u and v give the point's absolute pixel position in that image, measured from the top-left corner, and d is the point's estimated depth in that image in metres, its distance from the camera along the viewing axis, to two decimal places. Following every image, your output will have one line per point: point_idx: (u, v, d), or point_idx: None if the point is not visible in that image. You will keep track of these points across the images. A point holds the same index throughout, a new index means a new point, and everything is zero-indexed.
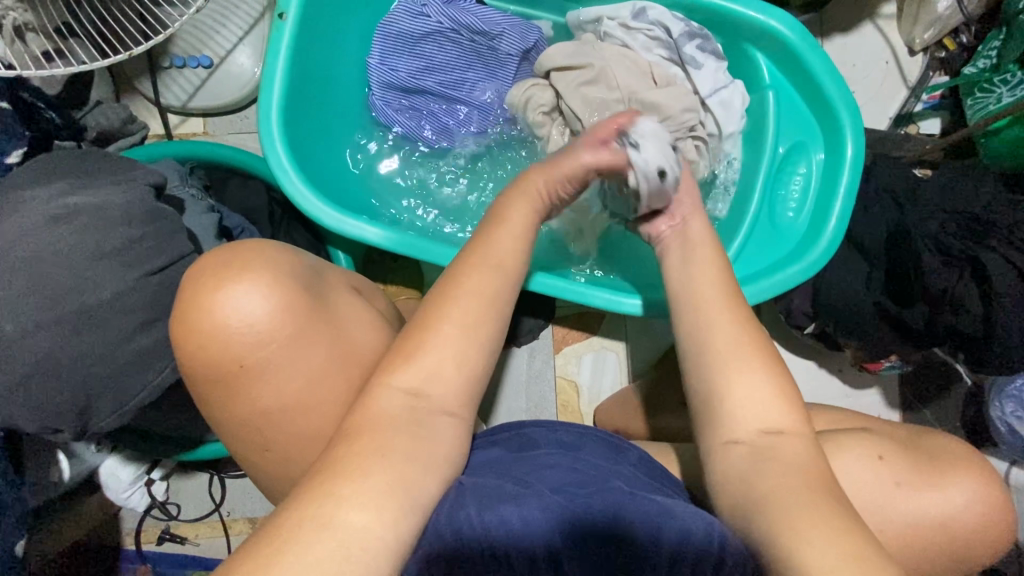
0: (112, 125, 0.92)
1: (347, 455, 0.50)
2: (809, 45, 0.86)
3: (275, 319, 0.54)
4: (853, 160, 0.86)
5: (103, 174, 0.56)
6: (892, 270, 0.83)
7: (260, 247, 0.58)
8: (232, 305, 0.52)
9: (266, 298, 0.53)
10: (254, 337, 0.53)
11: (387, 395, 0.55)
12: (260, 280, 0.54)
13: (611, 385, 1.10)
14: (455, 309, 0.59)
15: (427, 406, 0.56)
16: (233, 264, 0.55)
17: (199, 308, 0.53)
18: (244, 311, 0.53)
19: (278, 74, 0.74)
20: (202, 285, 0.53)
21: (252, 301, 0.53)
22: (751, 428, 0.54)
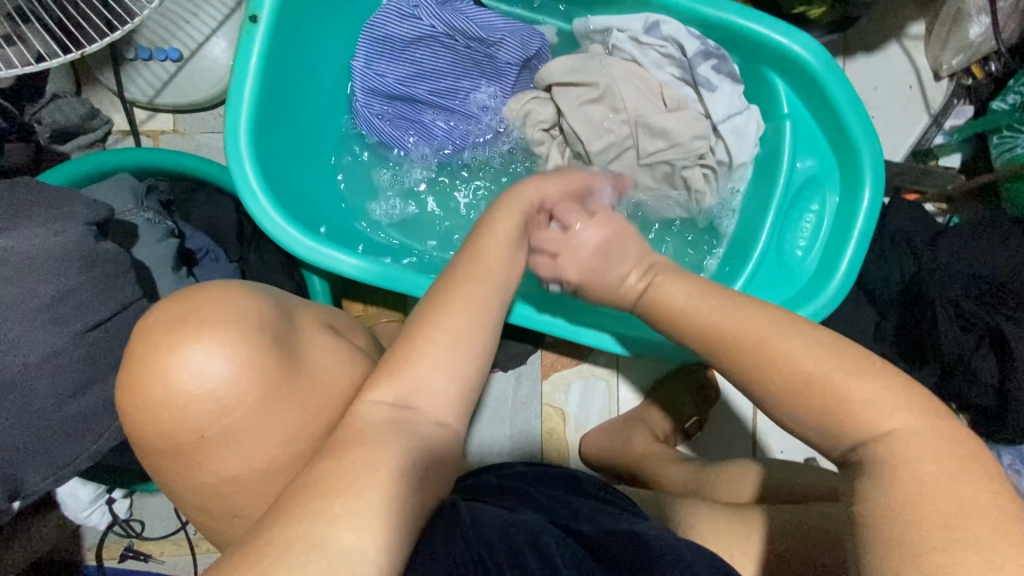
0: (69, 121, 0.85)
1: (338, 472, 0.48)
2: (834, 75, 0.79)
3: (240, 382, 0.48)
4: (869, 207, 0.80)
5: (35, 210, 0.49)
6: (905, 323, 0.78)
7: (220, 291, 0.51)
8: (191, 369, 0.46)
9: (228, 356, 0.47)
10: (216, 401, 0.47)
11: (368, 417, 0.52)
12: (221, 338, 0.47)
13: (600, 414, 1.06)
14: (445, 318, 0.56)
15: (415, 419, 0.53)
16: (188, 318, 0.48)
17: (151, 372, 0.46)
18: (206, 376, 0.47)
19: (246, 85, 0.67)
20: (155, 345, 0.47)
21: (213, 360, 0.47)
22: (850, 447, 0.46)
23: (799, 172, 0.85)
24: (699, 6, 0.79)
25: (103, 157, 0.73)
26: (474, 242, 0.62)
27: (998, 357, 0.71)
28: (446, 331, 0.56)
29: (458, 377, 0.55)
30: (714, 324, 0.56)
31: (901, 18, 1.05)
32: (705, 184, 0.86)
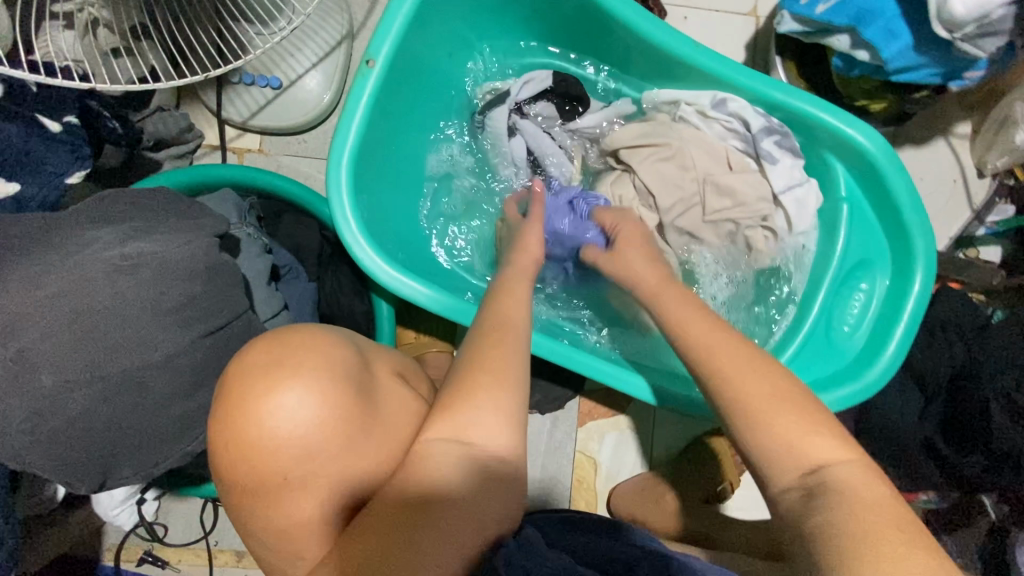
0: (169, 133, 0.90)
1: (398, 527, 0.48)
2: (893, 165, 0.83)
3: (326, 424, 0.49)
4: (920, 295, 0.83)
5: (171, 218, 0.53)
6: (950, 412, 0.80)
7: (311, 334, 0.53)
8: (283, 410, 0.47)
9: (318, 403, 0.48)
10: (302, 446, 0.48)
11: (426, 461, 0.51)
12: (312, 382, 0.49)
13: (630, 468, 1.07)
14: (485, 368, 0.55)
15: (474, 460, 0.50)
16: (280, 359, 0.49)
17: (247, 417, 0.47)
18: (294, 418, 0.48)
19: (355, 121, 0.72)
20: (247, 385, 0.47)
21: (304, 405, 0.48)
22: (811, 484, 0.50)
23: (852, 254, 0.88)
24: (770, 90, 0.83)
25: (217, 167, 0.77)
26: (499, 304, 0.64)
27: None
28: (488, 372, 0.54)
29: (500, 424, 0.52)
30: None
31: (948, 117, 1.11)
32: (766, 250, 0.90)
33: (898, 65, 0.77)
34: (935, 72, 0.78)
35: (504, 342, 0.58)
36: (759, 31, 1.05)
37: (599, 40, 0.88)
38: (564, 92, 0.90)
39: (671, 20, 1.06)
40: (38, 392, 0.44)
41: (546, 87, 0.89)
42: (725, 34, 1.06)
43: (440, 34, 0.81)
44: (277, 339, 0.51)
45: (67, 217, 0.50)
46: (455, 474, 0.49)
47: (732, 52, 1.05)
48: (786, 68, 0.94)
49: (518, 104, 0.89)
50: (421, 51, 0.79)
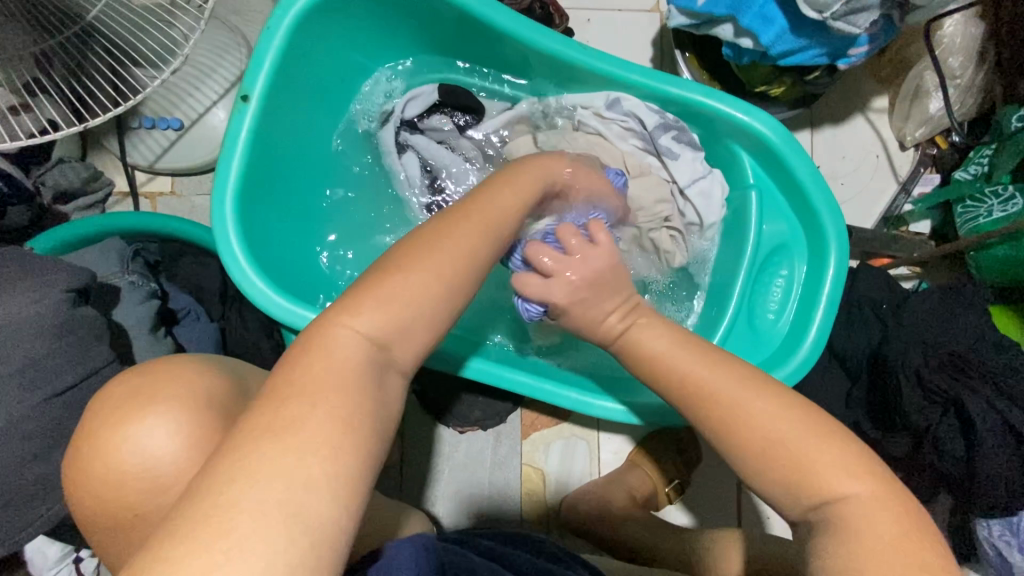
0: (72, 183, 0.90)
1: (283, 391, 0.43)
2: (792, 147, 0.83)
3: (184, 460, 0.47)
4: (835, 273, 0.81)
5: (19, 278, 0.52)
6: (873, 393, 0.79)
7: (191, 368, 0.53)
8: (143, 439, 0.47)
9: (171, 433, 0.47)
10: (151, 475, 0.47)
11: (343, 341, 0.46)
12: (171, 411, 0.48)
13: (580, 475, 1.05)
14: (422, 260, 0.52)
15: (390, 364, 0.48)
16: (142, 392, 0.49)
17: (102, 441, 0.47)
18: (150, 450, 0.47)
19: (235, 156, 0.71)
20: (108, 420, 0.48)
21: (156, 435, 0.47)
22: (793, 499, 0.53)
23: (768, 238, 0.88)
24: (663, 85, 0.84)
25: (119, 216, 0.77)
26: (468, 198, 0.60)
27: (964, 433, 0.71)
28: (431, 269, 0.51)
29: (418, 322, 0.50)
30: (695, 391, 0.59)
31: (863, 92, 1.11)
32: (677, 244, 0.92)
33: (779, 49, 0.77)
34: (821, 51, 0.77)
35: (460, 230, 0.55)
36: (662, 27, 1.05)
37: (489, 53, 0.88)
38: (455, 104, 0.89)
39: (574, 23, 1.06)
40: None
41: (431, 102, 0.88)
42: (630, 32, 1.06)
43: (324, 61, 0.81)
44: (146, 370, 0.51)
45: None
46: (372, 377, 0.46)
47: (638, 50, 1.06)
48: (687, 61, 0.94)
49: (409, 119, 0.89)
50: (302, 80, 0.79)
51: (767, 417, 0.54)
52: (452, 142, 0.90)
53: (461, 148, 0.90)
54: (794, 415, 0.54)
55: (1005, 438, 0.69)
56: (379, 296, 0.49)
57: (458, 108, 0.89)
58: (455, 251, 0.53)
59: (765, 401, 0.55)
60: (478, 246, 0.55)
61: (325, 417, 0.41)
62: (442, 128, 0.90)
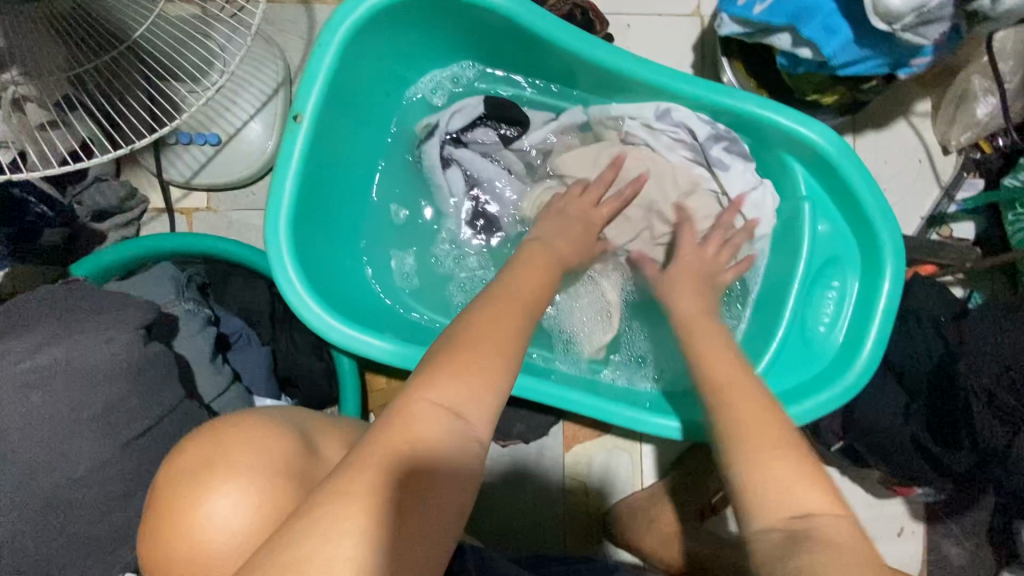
0: (109, 203, 0.88)
1: (387, 470, 0.43)
2: (847, 157, 0.81)
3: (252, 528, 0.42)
4: (892, 280, 0.81)
5: (89, 318, 0.50)
6: (933, 408, 0.78)
7: (250, 427, 0.47)
8: (219, 521, 0.41)
9: (239, 507, 0.42)
10: (223, 547, 0.41)
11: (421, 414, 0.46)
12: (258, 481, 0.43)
13: (623, 487, 1.05)
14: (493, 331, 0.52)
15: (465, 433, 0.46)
16: (209, 465, 0.43)
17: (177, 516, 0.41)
18: (221, 524, 0.41)
19: (290, 175, 0.69)
20: (176, 497, 0.42)
21: (223, 511, 0.42)
22: (783, 515, 0.50)
23: (821, 249, 0.87)
24: (716, 96, 0.82)
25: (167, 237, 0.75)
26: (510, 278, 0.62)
27: None
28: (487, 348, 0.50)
29: (476, 403, 0.47)
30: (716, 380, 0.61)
31: (907, 96, 1.09)
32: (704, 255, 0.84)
33: (842, 60, 0.75)
34: (881, 61, 0.76)
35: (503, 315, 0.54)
36: (703, 31, 1.03)
37: (534, 63, 0.86)
38: (497, 116, 0.86)
39: (614, 28, 1.03)
40: None
41: (475, 115, 0.85)
42: (670, 38, 1.04)
43: (370, 73, 0.79)
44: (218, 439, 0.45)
45: None
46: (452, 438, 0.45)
47: (680, 54, 1.04)
48: (735, 69, 0.91)
49: (453, 132, 0.86)
50: (349, 96, 0.77)
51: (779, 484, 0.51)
52: (502, 157, 0.89)
53: (513, 166, 0.89)
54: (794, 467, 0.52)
55: None
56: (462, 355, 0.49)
57: (504, 123, 0.87)
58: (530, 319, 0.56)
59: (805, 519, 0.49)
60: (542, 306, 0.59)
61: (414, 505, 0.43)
62: (487, 141, 0.88)
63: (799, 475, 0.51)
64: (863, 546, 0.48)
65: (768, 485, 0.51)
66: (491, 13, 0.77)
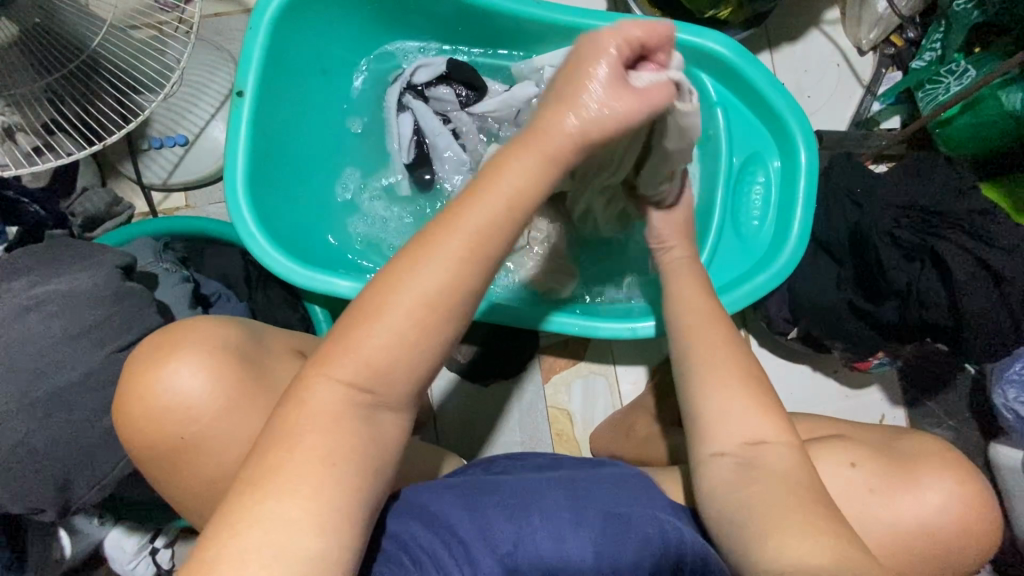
0: (97, 209, 0.99)
1: (279, 447, 0.44)
2: (745, 60, 0.88)
3: (204, 388, 0.54)
4: (807, 166, 0.87)
5: (71, 260, 0.60)
6: (858, 270, 0.83)
7: (200, 323, 0.57)
8: (173, 390, 0.54)
9: (192, 371, 0.54)
10: (178, 402, 0.54)
11: (324, 392, 0.46)
12: (201, 357, 0.55)
13: (604, 409, 1.11)
14: (409, 284, 0.47)
15: (375, 404, 0.47)
16: (165, 347, 0.55)
17: (142, 380, 0.54)
18: (178, 386, 0.54)
19: (240, 145, 0.79)
20: (134, 378, 0.54)
21: (182, 376, 0.54)
22: (733, 441, 0.60)
23: (740, 148, 0.93)
24: (616, 25, 0.90)
25: (142, 225, 0.84)
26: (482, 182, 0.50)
27: (943, 281, 0.74)
28: (405, 306, 0.46)
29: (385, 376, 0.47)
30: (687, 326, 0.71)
31: (815, 7, 1.15)
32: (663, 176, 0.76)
33: None
34: None
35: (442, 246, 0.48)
36: None
37: (452, 24, 0.95)
38: (462, 78, 0.94)
39: None
40: None
41: (440, 72, 0.94)
42: None
43: (307, 55, 0.89)
44: (174, 328, 0.57)
45: None
46: (353, 416, 0.46)
47: (594, 3, 1.12)
48: (639, 3, 1.01)
49: (416, 84, 0.95)
50: (289, 76, 0.87)
51: (729, 406, 0.61)
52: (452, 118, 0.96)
53: (462, 128, 0.96)
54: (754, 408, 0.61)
55: (982, 280, 0.72)
56: (365, 325, 0.47)
57: (459, 83, 0.95)
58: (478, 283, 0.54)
59: (776, 451, 0.58)
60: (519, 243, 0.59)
61: (309, 466, 0.43)
62: (444, 102, 0.95)
63: (745, 406, 0.61)
64: (807, 474, 0.57)
65: (724, 414, 0.61)
66: None
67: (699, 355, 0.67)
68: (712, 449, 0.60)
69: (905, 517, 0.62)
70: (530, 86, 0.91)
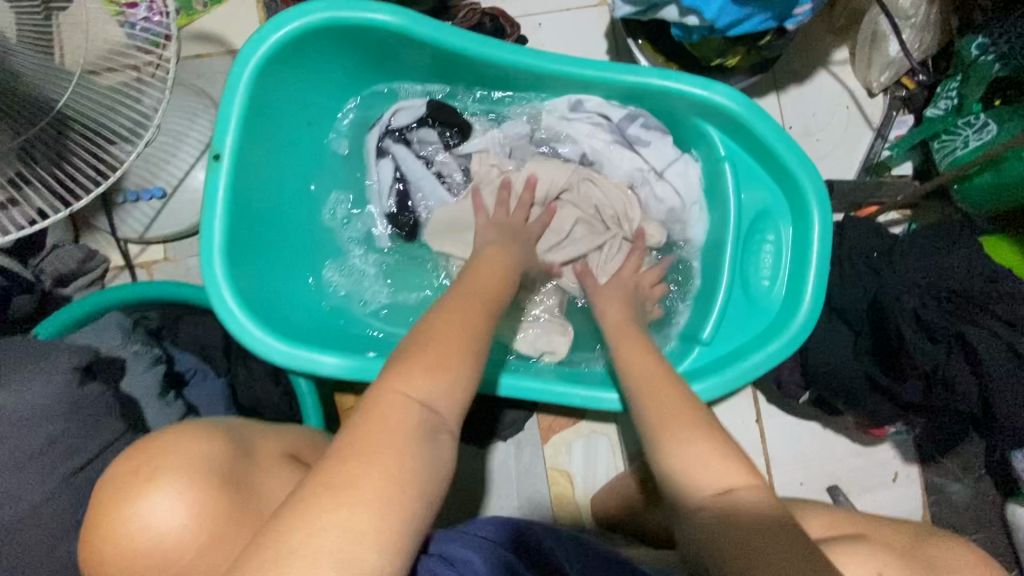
0: (69, 267, 0.93)
1: (349, 462, 0.46)
2: (757, 115, 0.83)
3: (188, 527, 0.45)
4: (821, 227, 0.82)
5: (25, 366, 0.54)
6: (877, 341, 0.78)
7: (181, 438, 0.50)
8: (148, 533, 0.44)
9: (175, 504, 0.45)
10: (154, 548, 0.44)
11: (397, 410, 0.50)
12: (182, 488, 0.46)
13: (607, 470, 1.06)
14: (444, 333, 0.57)
15: (437, 424, 0.52)
16: (141, 474, 0.46)
17: (113, 517, 0.44)
18: (156, 523, 0.44)
19: (217, 213, 0.73)
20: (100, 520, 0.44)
21: (161, 511, 0.45)
22: (705, 492, 0.56)
23: (749, 204, 0.89)
24: (619, 76, 0.85)
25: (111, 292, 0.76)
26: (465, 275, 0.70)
27: (971, 365, 0.69)
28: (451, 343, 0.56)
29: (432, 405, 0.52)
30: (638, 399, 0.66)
31: (824, 47, 1.11)
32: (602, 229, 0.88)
33: (725, 22, 0.78)
34: (765, 17, 0.79)
35: (455, 335, 0.57)
36: (612, 21, 1.07)
37: (445, 72, 0.89)
38: (443, 119, 0.90)
39: (526, 29, 1.08)
40: None
41: (419, 113, 0.90)
42: (582, 31, 1.07)
43: (288, 107, 0.83)
44: (149, 448, 0.48)
45: None
46: (425, 427, 0.50)
47: (594, 44, 1.07)
48: (642, 48, 0.95)
49: (397, 128, 0.91)
50: (268, 131, 0.81)
51: (683, 458, 0.59)
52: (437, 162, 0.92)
53: (447, 171, 0.92)
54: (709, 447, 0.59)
55: (1015, 367, 0.67)
56: (417, 357, 0.55)
57: (444, 126, 0.91)
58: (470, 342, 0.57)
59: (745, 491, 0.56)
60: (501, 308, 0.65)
61: (373, 484, 0.45)
62: (426, 145, 0.92)
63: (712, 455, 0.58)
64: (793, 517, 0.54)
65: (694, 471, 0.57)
66: (387, 31, 0.80)
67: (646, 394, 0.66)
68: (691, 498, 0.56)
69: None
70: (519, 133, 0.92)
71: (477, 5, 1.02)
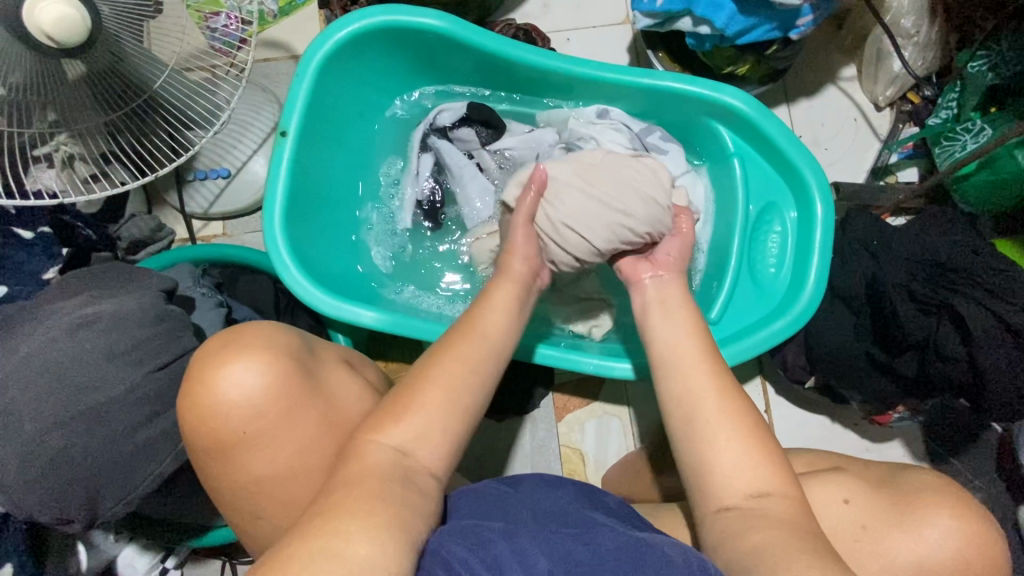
0: (142, 234, 1.03)
1: (329, 510, 0.50)
2: (763, 114, 0.91)
3: (269, 391, 0.58)
4: (823, 216, 0.88)
5: (122, 284, 0.65)
6: (875, 320, 0.83)
7: (261, 328, 0.63)
8: (232, 390, 0.57)
9: (257, 372, 0.58)
10: (248, 405, 0.58)
11: (371, 455, 0.56)
12: (263, 358, 0.59)
13: (617, 451, 1.10)
14: (439, 373, 0.61)
15: (412, 464, 0.56)
16: (229, 349, 0.59)
17: (206, 380, 0.58)
18: (242, 385, 0.58)
19: (280, 180, 0.84)
20: (199, 377, 0.58)
21: (247, 377, 0.58)
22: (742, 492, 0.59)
23: (756, 198, 0.96)
24: (638, 78, 0.94)
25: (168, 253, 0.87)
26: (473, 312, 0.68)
27: (961, 334, 0.75)
28: (445, 387, 0.60)
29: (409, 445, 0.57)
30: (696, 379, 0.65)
31: (831, 64, 1.19)
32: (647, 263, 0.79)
33: (734, 29, 0.88)
34: (770, 27, 0.89)
35: (450, 384, 0.61)
36: (633, 36, 1.18)
37: (483, 74, 1.00)
38: (480, 118, 0.99)
39: (555, 43, 1.19)
40: (25, 435, 0.56)
41: (461, 114, 0.99)
42: (606, 45, 1.19)
43: (344, 97, 0.95)
44: (231, 333, 0.61)
45: (42, 296, 0.63)
46: (393, 471, 0.55)
47: (617, 58, 1.18)
48: (661, 59, 1.06)
49: (440, 127, 1.00)
50: (326, 116, 0.92)
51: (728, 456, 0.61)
52: (477, 155, 1.01)
53: (486, 164, 1.00)
54: (766, 455, 0.60)
55: (1001, 337, 0.73)
56: (408, 405, 0.58)
57: (478, 123, 1.00)
58: (445, 395, 0.59)
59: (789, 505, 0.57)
60: (497, 358, 0.66)
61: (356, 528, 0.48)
62: (468, 142, 1.00)
63: (750, 454, 0.60)
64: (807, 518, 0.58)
65: (726, 458, 0.60)
66: (434, 33, 0.91)
67: (701, 397, 0.64)
68: (715, 504, 0.60)
69: (898, 557, 0.63)
70: (551, 133, 1.00)
71: (512, 21, 1.14)
